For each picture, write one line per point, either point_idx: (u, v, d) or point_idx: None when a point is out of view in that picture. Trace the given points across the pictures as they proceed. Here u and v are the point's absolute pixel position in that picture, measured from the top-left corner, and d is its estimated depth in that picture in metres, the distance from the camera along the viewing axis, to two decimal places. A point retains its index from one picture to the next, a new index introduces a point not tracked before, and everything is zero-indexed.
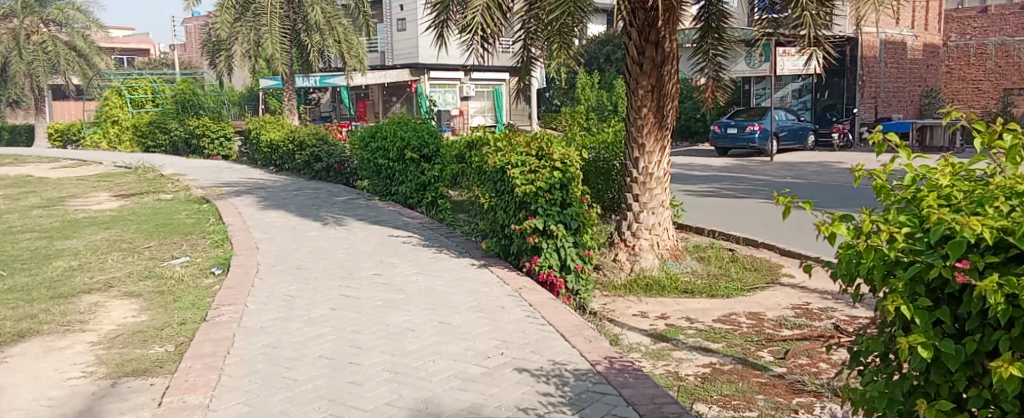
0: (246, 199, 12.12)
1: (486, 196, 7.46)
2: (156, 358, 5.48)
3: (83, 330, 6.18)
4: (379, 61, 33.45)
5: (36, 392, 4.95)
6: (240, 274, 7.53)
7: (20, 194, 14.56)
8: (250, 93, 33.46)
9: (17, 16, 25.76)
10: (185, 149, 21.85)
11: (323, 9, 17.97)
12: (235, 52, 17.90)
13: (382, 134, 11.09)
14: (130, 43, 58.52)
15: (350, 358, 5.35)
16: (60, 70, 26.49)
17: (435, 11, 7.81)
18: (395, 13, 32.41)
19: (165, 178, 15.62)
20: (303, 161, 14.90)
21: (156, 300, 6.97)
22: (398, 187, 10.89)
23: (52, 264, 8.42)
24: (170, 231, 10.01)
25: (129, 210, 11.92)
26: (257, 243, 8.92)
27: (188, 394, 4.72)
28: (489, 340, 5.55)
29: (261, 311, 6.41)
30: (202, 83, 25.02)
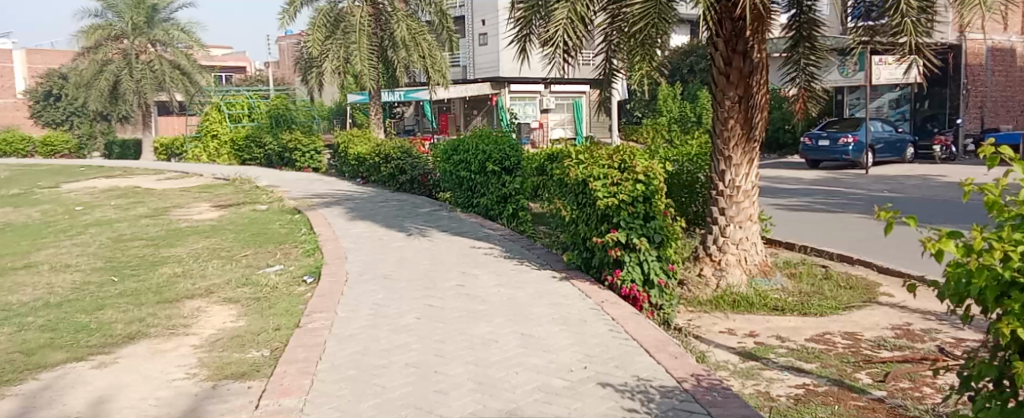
0: (335, 210, 12.48)
1: (568, 208, 7.43)
2: (252, 361, 5.69)
3: (186, 334, 6.48)
4: (461, 75, 34.03)
5: (144, 392, 5.21)
6: (330, 283, 7.75)
7: (129, 204, 15.42)
8: (338, 108, 34.49)
9: (127, 37, 27.31)
10: (279, 162, 22.66)
11: (409, 25, 18.40)
12: (325, 69, 18.47)
13: (465, 147, 11.24)
14: (228, 61, 61.33)
15: (436, 367, 5.42)
16: (165, 87, 27.94)
17: (517, 26, 7.89)
18: (478, 28, 32.86)
19: (260, 189, 16.26)
20: (389, 173, 15.24)
21: (253, 306, 7.25)
22: (480, 199, 10.99)
23: (158, 271, 8.87)
24: (265, 240, 10.40)
25: (227, 220, 12.45)
26: (346, 252, 9.16)
27: (283, 398, 4.89)
28: (573, 353, 5.53)
29: (350, 318, 6.58)
30: (295, 99, 25.94)
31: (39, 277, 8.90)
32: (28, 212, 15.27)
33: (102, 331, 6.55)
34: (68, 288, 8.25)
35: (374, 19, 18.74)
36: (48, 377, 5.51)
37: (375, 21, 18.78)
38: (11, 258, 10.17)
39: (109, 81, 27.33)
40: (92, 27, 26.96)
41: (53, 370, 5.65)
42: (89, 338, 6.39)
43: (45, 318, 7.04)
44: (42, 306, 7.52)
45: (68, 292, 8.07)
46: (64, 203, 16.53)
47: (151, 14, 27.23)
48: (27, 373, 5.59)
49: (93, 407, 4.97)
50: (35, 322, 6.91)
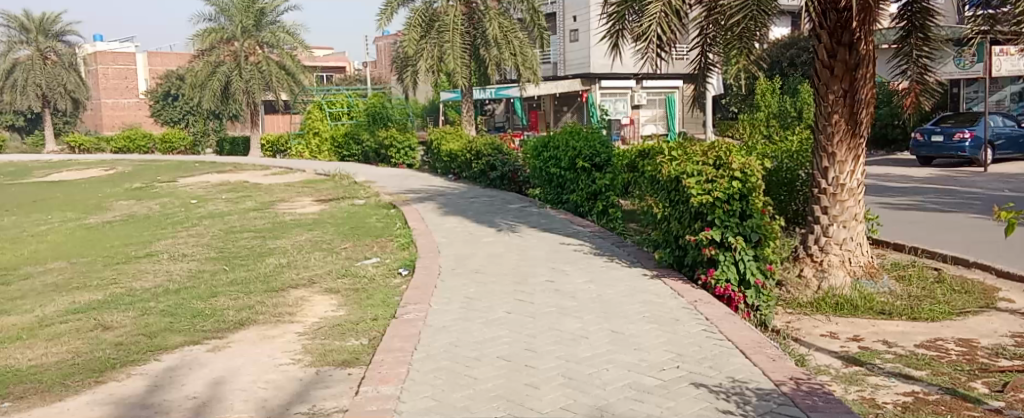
0: (428, 205, 12.74)
1: (660, 206, 7.32)
2: (352, 349, 5.89)
3: (291, 321, 6.76)
4: (553, 72, 34.04)
5: (254, 375, 5.47)
6: (424, 276, 7.91)
7: (238, 198, 16.16)
8: (432, 106, 35.15)
9: (237, 40, 28.57)
10: (376, 158, 23.27)
11: (500, 23, 18.52)
12: (420, 68, 18.90)
13: (555, 144, 11.23)
14: (329, 62, 63.31)
15: (526, 361, 5.46)
16: (271, 87, 29.14)
17: (610, 21, 7.81)
18: (569, 24, 32.81)
19: (358, 185, 16.73)
20: (480, 169, 15.41)
21: (351, 296, 7.49)
22: (570, 195, 10.96)
23: (265, 262, 9.27)
24: (363, 234, 10.71)
25: (328, 213, 12.88)
26: (439, 246, 9.33)
27: (381, 385, 5.04)
28: (665, 352, 5.47)
29: (444, 311, 6.71)
30: (391, 97, 26.55)
31: (159, 265, 9.47)
32: (148, 205, 16.24)
33: (214, 317, 6.90)
34: (185, 276, 8.74)
35: (467, 18, 18.93)
36: (168, 358, 5.86)
37: (467, 20, 18.98)
38: (134, 247, 10.87)
39: (221, 81, 28.44)
40: (205, 31, 28.05)
41: (172, 352, 6.00)
42: (204, 323, 6.75)
43: (164, 303, 7.48)
44: (161, 292, 7.99)
45: (184, 280, 8.55)
46: (180, 196, 17.51)
47: (259, 17, 28.52)
48: (150, 354, 5.96)
49: (207, 388, 5.25)
50: (156, 307, 7.36)
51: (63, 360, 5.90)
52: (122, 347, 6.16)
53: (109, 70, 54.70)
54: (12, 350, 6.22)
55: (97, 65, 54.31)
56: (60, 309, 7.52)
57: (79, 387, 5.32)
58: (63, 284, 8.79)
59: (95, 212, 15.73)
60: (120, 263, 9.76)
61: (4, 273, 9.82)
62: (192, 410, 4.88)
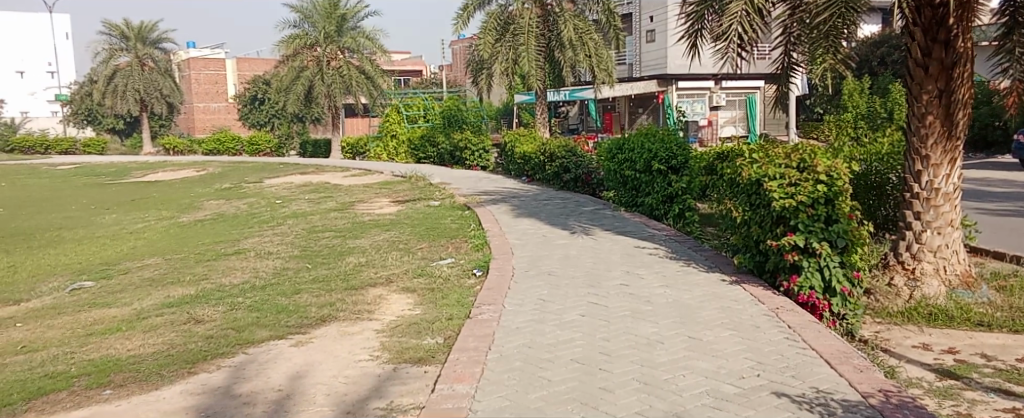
0: (501, 207, 12.80)
1: (740, 210, 7.13)
2: (428, 348, 5.95)
3: (370, 319, 6.89)
4: (627, 73, 33.77)
5: (334, 370, 5.58)
6: (497, 277, 7.94)
7: (320, 198, 16.62)
8: (506, 108, 35.35)
9: (320, 45, 29.34)
10: (450, 160, 23.54)
11: (575, 25, 18.42)
12: (495, 71, 19.02)
13: (630, 146, 11.10)
14: (407, 66, 64.43)
15: (601, 364, 5.41)
16: (351, 91, 29.80)
17: (690, 20, 7.66)
18: (645, 25, 32.45)
19: (433, 186, 16.94)
20: (553, 171, 15.38)
21: (427, 296, 7.58)
22: (644, 198, 10.81)
23: (345, 260, 9.49)
24: (439, 234, 10.83)
25: (405, 214, 13.09)
26: (513, 248, 9.35)
27: (456, 384, 5.07)
28: (744, 360, 5.33)
29: (518, 312, 6.71)
30: (466, 100, 26.82)
31: (246, 262, 9.79)
32: (236, 204, 16.83)
33: (297, 313, 7.09)
34: (270, 273, 9.02)
35: (542, 20, 18.87)
36: (255, 351, 6.04)
37: (543, 23, 18.92)
38: (223, 244, 11.28)
39: (304, 86, 29.15)
40: (289, 37, 28.91)
41: (258, 346, 6.18)
42: (288, 318, 6.94)
43: (251, 299, 7.73)
44: (248, 288, 8.26)
45: (270, 276, 8.82)
46: (266, 196, 18.09)
47: (341, 23, 29.22)
48: (237, 347, 6.15)
49: (289, 382, 5.38)
50: (244, 302, 7.61)
51: (158, 351, 6.15)
52: (212, 339, 6.38)
53: (201, 75, 57.07)
54: (113, 340, 6.53)
55: (190, 70, 56.75)
56: (156, 303, 7.86)
57: (172, 377, 5.53)
58: (159, 279, 9.19)
59: (186, 211, 16.40)
60: (210, 259, 10.14)
61: (105, 268, 10.33)
62: (276, 403, 5.01)
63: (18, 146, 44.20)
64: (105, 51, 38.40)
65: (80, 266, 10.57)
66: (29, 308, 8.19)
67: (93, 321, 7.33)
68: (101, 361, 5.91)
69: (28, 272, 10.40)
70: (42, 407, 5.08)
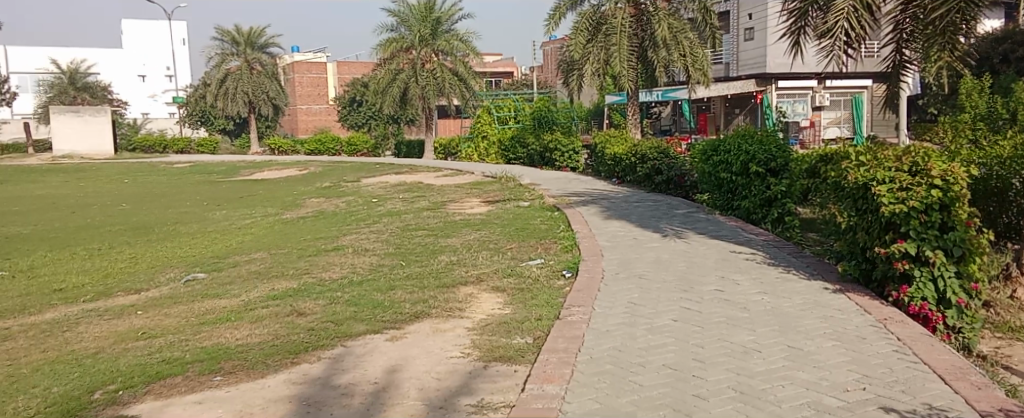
0: (591, 208, 12.70)
1: (845, 215, 6.83)
2: (518, 347, 5.94)
3: (461, 316, 6.94)
4: (723, 73, 33.02)
5: (427, 366, 5.63)
6: (587, 279, 7.86)
7: (413, 198, 16.91)
8: (597, 109, 35.10)
9: (415, 48, 29.91)
10: (540, 161, 23.55)
11: (670, 24, 18.08)
12: (586, 72, 18.84)
13: (726, 148, 10.79)
14: (499, 67, 64.87)
15: (694, 371, 5.27)
16: (444, 92, 30.23)
17: (792, 18, 7.37)
18: (744, 23, 31.58)
19: (523, 187, 16.98)
20: (644, 173, 15.14)
21: (516, 295, 7.58)
22: (741, 201, 10.48)
23: (437, 258, 9.62)
24: (529, 235, 10.82)
25: (495, 214, 13.16)
26: (602, 250, 9.25)
27: (547, 384, 5.05)
28: (848, 372, 5.08)
29: (608, 315, 6.61)
30: (557, 102, 26.80)
31: (344, 258, 10.06)
32: (336, 202, 17.33)
33: (392, 309, 7.21)
34: (367, 269, 9.22)
35: (636, 20, 18.62)
36: (352, 345, 6.18)
37: (637, 22, 18.67)
38: (324, 241, 11.63)
39: (400, 88, 29.77)
40: (386, 41, 29.58)
41: (355, 339, 6.31)
42: (383, 313, 7.06)
43: (349, 293, 7.93)
44: (346, 283, 8.47)
45: (366, 272, 9.02)
46: (363, 195, 18.55)
47: (436, 26, 29.68)
48: (336, 340, 6.31)
49: (385, 375, 5.47)
50: (343, 296, 7.80)
51: (264, 341, 6.37)
52: (312, 332, 6.57)
53: (304, 78, 59.10)
54: (222, 330, 6.80)
55: (294, 74, 58.89)
56: (262, 295, 8.16)
57: (276, 367, 5.70)
58: (264, 272, 9.54)
59: (290, 208, 16.99)
60: (311, 255, 10.45)
61: (216, 260, 10.81)
62: (372, 395, 5.10)
63: (138, 145, 46.86)
64: (218, 56, 40.35)
65: (193, 259, 11.09)
66: (148, 297, 8.63)
67: (205, 311, 7.66)
68: (211, 349, 6.16)
69: (147, 263, 10.99)
70: (159, 390, 5.31)
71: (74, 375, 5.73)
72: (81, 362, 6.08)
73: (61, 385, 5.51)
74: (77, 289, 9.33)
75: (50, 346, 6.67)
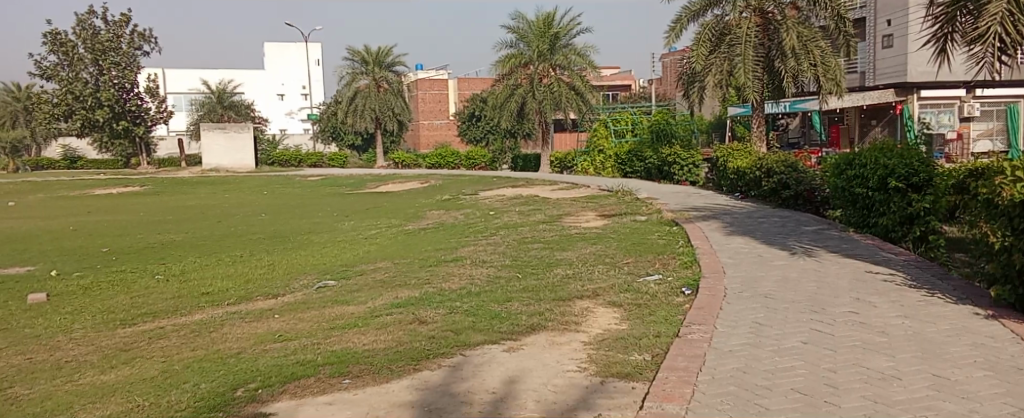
0: (712, 224, 12.34)
1: (1000, 235, 6.30)
2: (636, 363, 5.82)
3: (577, 330, 6.88)
4: (860, 82, 31.68)
5: (544, 378, 5.61)
6: (708, 296, 7.61)
7: (530, 211, 17.00)
8: (718, 122, 34.22)
9: (533, 63, 30.17)
10: (658, 174, 23.17)
11: (799, 33, 17.40)
12: (708, 83, 18.40)
13: (862, 162, 10.24)
14: (616, 81, 64.44)
15: (826, 397, 4.99)
16: (562, 107, 30.26)
17: (938, 24, 6.93)
18: (882, 29, 30.14)
19: (640, 201, 16.72)
20: (770, 188, 14.58)
21: (634, 311, 7.44)
22: (878, 219, 9.89)
23: (553, 272, 9.59)
24: (646, 250, 10.62)
25: (611, 228, 13.01)
26: (724, 267, 8.95)
27: (666, 403, 4.95)
28: (1002, 406, 4.68)
29: (731, 334, 6.38)
30: (676, 115, 26.33)
31: (463, 269, 10.21)
32: (455, 215, 17.66)
33: (510, 320, 7.24)
34: (485, 280, 9.33)
35: (762, 29, 18.07)
36: (471, 354, 6.23)
37: (763, 32, 18.12)
38: (443, 252, 11.84)
39: (517, 103, 30.10)
40: (505, 57, 30.01)
41: (473, 349, 6.37)
42: (500, 324, 7.10)
43: (468, 304, 8.02)
44: (464, 294, 8.58)
45: (485, 284, 9.11)
46: (482, 208, 18.82)
47: (554, 41, 29.84)
48: (455, 348, 6.39)
49: (503, 385, 5.48)
50: (462, 307, 7.90)
51: (389, 347, 6.53)
52: (434, 340, 6.68)
53: (428, 94, 60.93)
54: (350, 335, 7.02)
55: (418, 91, 60.74)
56: (386, 303, 8.39)
57: (400, 373, 5.83)
58: (388, 281, 9.81)
59: (413, 220, 17.44)
60: (433, 265, 10.67)
61: (345, 269, 11.21)
62: (491, 404, 5.11)
63: (276, 160, 49.54)
64: (348, 75, 42.24)
65: (323, 267, 11.56)
66: (284, 302, 9.06)
67: (336, 316, 7.94)
68: (341, 353, 6.36)
69: (283, 270, 11.55)
70: (294, 390, 5.52)
71: (219, 373, 6.05)
72: (225, 361, 6.42)
73: (207, 382, 5.82)
74: (222, 293, 9.90)
75: (199, 345, 7.09)
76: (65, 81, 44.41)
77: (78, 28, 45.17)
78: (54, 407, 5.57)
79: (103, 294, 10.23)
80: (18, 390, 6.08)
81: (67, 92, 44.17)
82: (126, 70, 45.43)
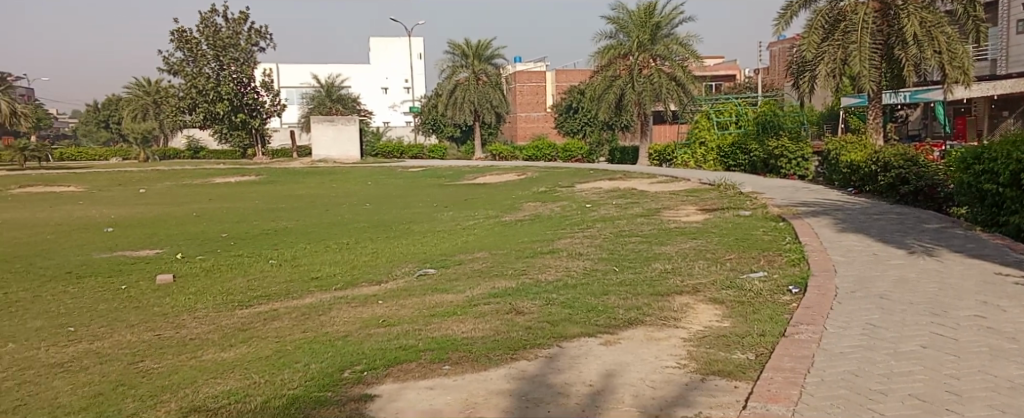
0: (822, 220, 11.85)
1: None
2: (739, 362, 5.63)
3: (676, 326, 6.72)
4: (989, 71, 29.73)
5: (641, 373, 5.51)
6: (818, 295, 7.30)
7: (628, 204, 16.79)
8: (830, 113, 32.86)
9: (633, 54, 29.73)
10: (763, 168, 22.46)
11: (923, 18, 16.42)
12: (819, 73, 17.69)
13: (992, 155, 9.58)
14: (720, 71, 62.86)
15: (947, 404, 4.69)
16: (662, 98, 29.64)
17: None
18: (1016, 13, 28.19)
19: (744, 195, 16.23)
20: (887, 183, 13.88)
21: (737, 309, 7.21)
22: (1009, 217, 9.24)
23: (651, 266, 9.42)
24: (750, 246, 10.30)
25: (713, 223, 12.68)
26: (835, 265, 8.56)
27: (771, 404, 4.78)
28: None
29: (842, 336, 6.08)
30: (784, 105, 25.43)
31: (559, 261, 10.18)
32: (551, 207, 17.63)
33: (607, 313, 7.15)
34: (581, 273, 9.27)
35: (880, 15, 17.16)
36: (567, 346, 6.19)
37: (881, 18, 17.20)
38: (540, 244, 11.84)
39: (616, 94, 29.78)
40: (605, 48, 29.72)
41: (570, 341, 6.33)
42: (597, 317, 7.03)
43: (564, 296, 7.98)
44: (561, 285, 8.55)
45: (581, 276, 9.05)
46: (578, 200, 18.72)
47: (655, 31, 29.34)
48: (552, 339, 6.36)
49: (601, 378, 5.41)
50: (558, 298, 7.87)
51: (487, 335, 6.57)
52: (531, 330, 6.67)
53: (525, 87, 61.16)
54: (449, 323, 7.09)
55: (516, 83, 61.06)
56: (484, 292, 8.46)
57: (498, 361, 5.84)
58: (486, 271, 9.89)
59: (509, 212, 17.52)
60: (529, 257, 10.69)
61: (443, 258, 11.38)
62: (587, 397, 5.06)
63: (380, 151, 50.94)
64: (449, 68, 42.87)
65: (424, 256, 11.78)
66: (388, 288, 9.29)
67: (435, 304, 8.07)
68: (440, 340, 6.44)
69: (386, 258, 11.82)
70: (397, 373, 5.63)
71: (329, 354, 6.24)
72: (333, 343, 6.61)
73: (317, 363, 6.01)
74: (330, 278, 10.25)
75: (310, 327, 7.35)
76: (190, 76, 46.45)
77: (202, 26, 47.48)
78: (180, 380, 5.87)
79: (223, 276, 10.76)
80: (149, 363, 6.44)
81: (192, 86, 46.36)
82: (244, 65, 47.68)
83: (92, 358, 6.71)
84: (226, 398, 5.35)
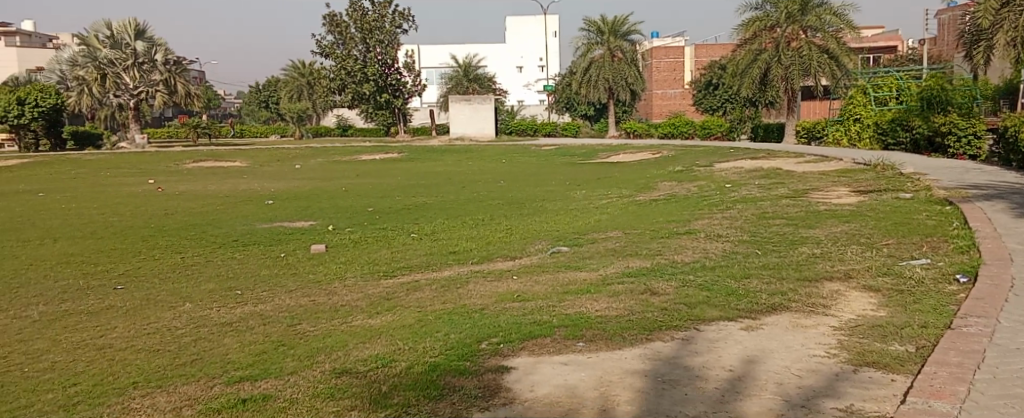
0: (996, 204, 10.82)
1: None
2: (896, 355, 5.23)
3: (825, 314, 6.33)
4: None
5: (787, 360, 5.22)
6: (990, 286, 6.65)
7: (772, 184, 16.05)
8: (1005, 87, 30.09)
9: (781, 26, 28.35)
10: (927, 147, 20.85)
11: None
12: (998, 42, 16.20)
13: None
14: (879, 42, 58.81)
15: None
16: (812, 73, 27.94)
17: None
18: None
19: (904, 176, 15.12)
20: None
21: (894, 298, 6.70)
22: None
23: (797, 250, 8.94)
24: (910, 231, 9.56)
25: (868, 205, 11.88)
26: (1010, 254, 7.79)
27: (935, 400, 4.40)
28: None
29: (1018, 331, 5.52)
30: (953, 78, 23.43)
31: (697, 242, 9.87)
32: (689, 186, 17.12)
33: (748, 297, 6.85)
34: (720, 255, 8.93)
35: None
36: (706, 329, 5.97)
37: None
38: (677, 224, 11.52)
39: (760, 68, 28.54)
40: (750, 21, 28.54)
41: (709, 324, 6.10)
42: (738, 301, 6.74)
43: (702, 278, 7.72)
44: (699, 267, 8.27)
45: (720, 258, 8.72)
46: (717, 180, 18.08)
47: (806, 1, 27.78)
48: (690, 322, 6.15)
49: (741, 364, 5.17)
50: (696, 280, 7.62)
51: (621, 315, 6.44)
52: (667, 312, 6.48)
53: (661, 63, 59.87)
54: (584, 301, 7.02)
55: (653, 59, 59.96)
56: (618, 271, 8.34)
57: (633, 341, 5.72)
58: (621, 250, 9.73)
59: (645, 191, 17.18)
60: (664, 237, 10.42)
61: (577, 236, 11.30)
62: (727, 382, 4.85)
63: (515, 129, 51.14)
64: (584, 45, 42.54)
65: (558, 233, 11.74)
66: (523, 263, 9.35)
67: (569, 281, 8.02)
68: (575, 317, 6.38)
69: (521, 234, 11.89)
70: (532, 348, 5.62)
71: (468, 325, 6.32)
72: (472, 315, 6.70)
73: (458, 333, 6.11)
74: (467, 252, 10.44)
75: (449, 299, 7.48)
76: (340, 58, 48.88)
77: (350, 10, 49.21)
78: (333, 343, 6.13)
79: (369, 248, 11.20)
80: (305, 327, 6.78)
81: (341, 67, 48.82)
82: (387, 47, 49.23)
83: (255, 319, 7.14)
84: (375, 362, 5.54)
